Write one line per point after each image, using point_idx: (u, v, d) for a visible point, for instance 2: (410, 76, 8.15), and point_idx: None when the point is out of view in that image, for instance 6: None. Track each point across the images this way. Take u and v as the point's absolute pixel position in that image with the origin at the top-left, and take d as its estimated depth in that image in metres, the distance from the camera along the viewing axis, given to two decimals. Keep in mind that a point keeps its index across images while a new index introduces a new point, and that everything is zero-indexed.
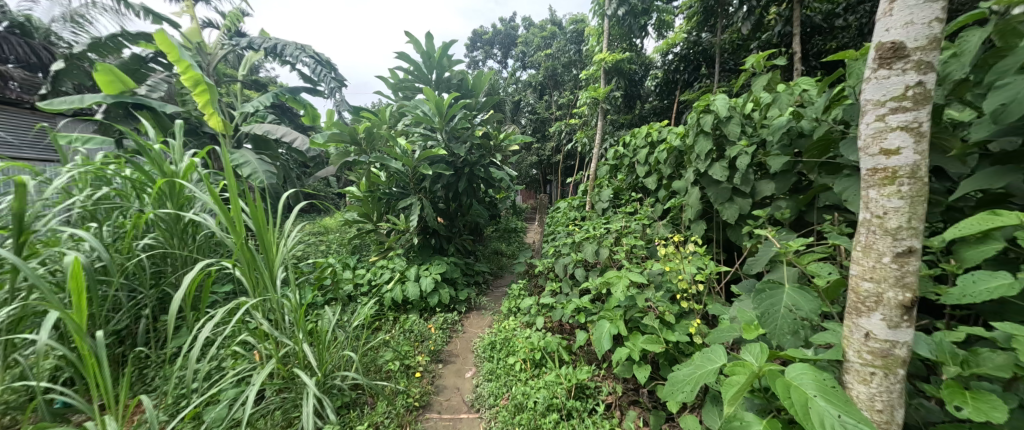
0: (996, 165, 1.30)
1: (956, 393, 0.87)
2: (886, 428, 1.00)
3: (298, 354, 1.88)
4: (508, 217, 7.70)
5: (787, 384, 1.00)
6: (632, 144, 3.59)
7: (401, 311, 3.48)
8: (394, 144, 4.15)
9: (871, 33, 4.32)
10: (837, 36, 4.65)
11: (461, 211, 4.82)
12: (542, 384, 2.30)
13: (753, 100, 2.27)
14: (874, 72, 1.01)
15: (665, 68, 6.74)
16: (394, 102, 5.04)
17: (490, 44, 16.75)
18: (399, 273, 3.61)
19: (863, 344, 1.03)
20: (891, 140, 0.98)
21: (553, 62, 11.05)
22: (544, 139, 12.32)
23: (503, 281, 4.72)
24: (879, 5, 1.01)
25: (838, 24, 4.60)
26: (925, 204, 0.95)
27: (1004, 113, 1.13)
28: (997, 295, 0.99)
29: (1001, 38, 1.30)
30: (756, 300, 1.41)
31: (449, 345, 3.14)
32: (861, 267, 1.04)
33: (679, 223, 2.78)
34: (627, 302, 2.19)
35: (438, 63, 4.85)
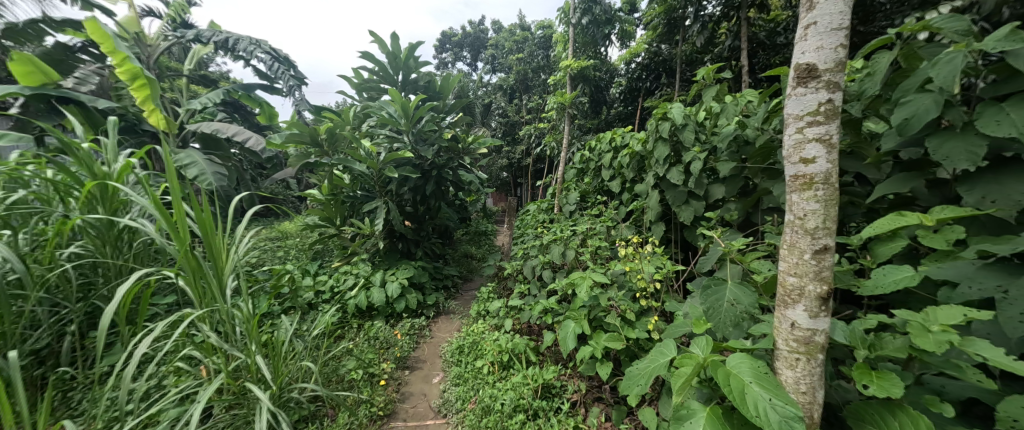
0: (905, 171, 1.48)
1: (865, 373, 0.98)
2: (809, 408, 1.10)
3: (249, 367, 1.78)
4: (478, 221, 7.70)
5: (727, 373, 1.08)
6: (598, 148, 3.73)
7: (366, 318, 3.39)
8: (359, 146, 4.01)
9: None
10: (780, 52, 5.07)
11: (430, 214, 4.77)
12: (509, 385, 2.32)
13: (705, 109, 2.43)
14: (794, 89, 1.13)
15: (630, 76, 7.25)
16: (358, 102, 4.91)
17: (459, 46, 16.71)
18: (364, 279, 3.51)
19: (790, 333, 1.13)
20: (808, 151, 1.10)
21: (522, 67, 11.23)
22: (514, 143, 12.45)
23: (473, 285, 4.72)
24: (797, 30, 1.13)
25: (781, 42, 5.02)
26: (837, 207, 1.07)
27: (907, 126, 1.30)
28: (901, 286, 1.13)
29: (905, 60, 1.48)
30: (704, 296, 1.52)
31: (416, 351, 3.10)
32: (787, 264, 1.14)
33: (641, 224, 2.91)
34: (591, 301, 2.27)
35: (405, 65, 4.77)
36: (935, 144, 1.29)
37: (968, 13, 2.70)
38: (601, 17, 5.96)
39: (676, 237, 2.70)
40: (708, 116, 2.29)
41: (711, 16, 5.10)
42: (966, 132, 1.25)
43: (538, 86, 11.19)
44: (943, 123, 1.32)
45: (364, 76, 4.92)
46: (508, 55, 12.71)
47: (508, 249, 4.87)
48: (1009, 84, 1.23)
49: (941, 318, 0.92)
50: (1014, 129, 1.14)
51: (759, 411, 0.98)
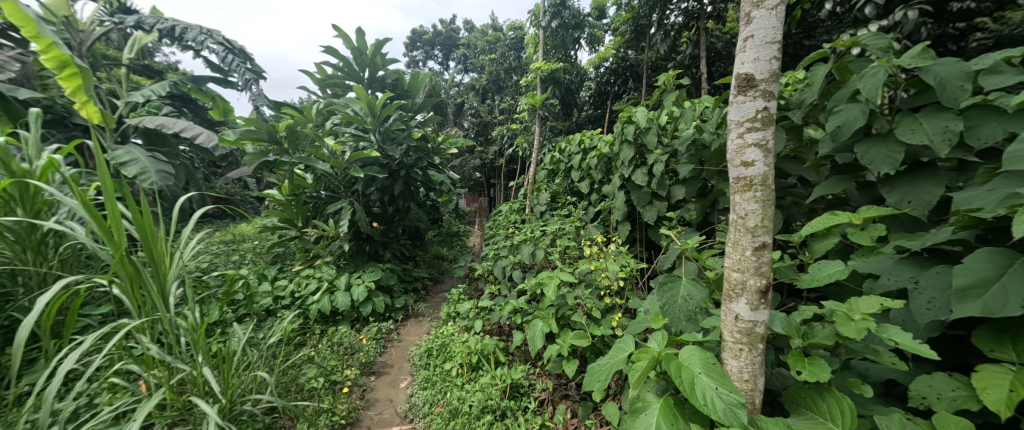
0: (838, 174, 1.61)
1: (798, 360, 1.06)
2: (751, 395, 1.18)
3: (195, 380, 1.65)
4: (450, 222, 7.62)
5: (679, 365, 1.13)
6: (568, 150, 3.80)
7: (329, 324, 3.27)
8: (322, 144, 3.86)
9: None
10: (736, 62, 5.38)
11: (399, 215, 4.66)
12: (478, 386, 2.32)
13: (666, 114, 2.53)
14: (735, 98, 1.20)
15: (599, 80, 7.52)
16: (320, 99, 4.72)
17: (431, 45, 16.49)
18: (327, 283, 3.39)
19: (734, 325, 1.20)
20: (748, 155, 1.18)
21: (494, 67, 11.29)
22: (486, 143, 12.43)
23: (443, 287, 4.66)
24: (737, 42, 1.20)
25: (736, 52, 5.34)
26: (774, 207, 1.16)
27: (839, 134, 1.42)
28: (832, 279, 1.22)
29: (839, 73, 1.61)
30: (661, 292, 1.59)
31: (382, 356, 3.03)
32: (731, 260, 1.22)
33: (608, 224, 3.00)
34: (559, 300, 2.30)
35: (371, 61, 4.63)
36: (863, 149, 1.42)
37: (894, 32, 2.99)
38: (569, 21, 6.11)
39: (641, 237, 2.80)
40: (668, 120, 2.39)
41: (673, 25, 5.34)
42: (888, 139, 1.38)
43: (511, 87, 11.30)
44: (870, 130, 1.45)
45: (327, 72, 4.73)
46: (479, 55, 12.70)
47: (479, 249, 4.84)
48: (923, 96, 1.37)
49: (861, 308, 1.02)
50: (928, 136, 1.27)
51: (707, 400, 1.03)
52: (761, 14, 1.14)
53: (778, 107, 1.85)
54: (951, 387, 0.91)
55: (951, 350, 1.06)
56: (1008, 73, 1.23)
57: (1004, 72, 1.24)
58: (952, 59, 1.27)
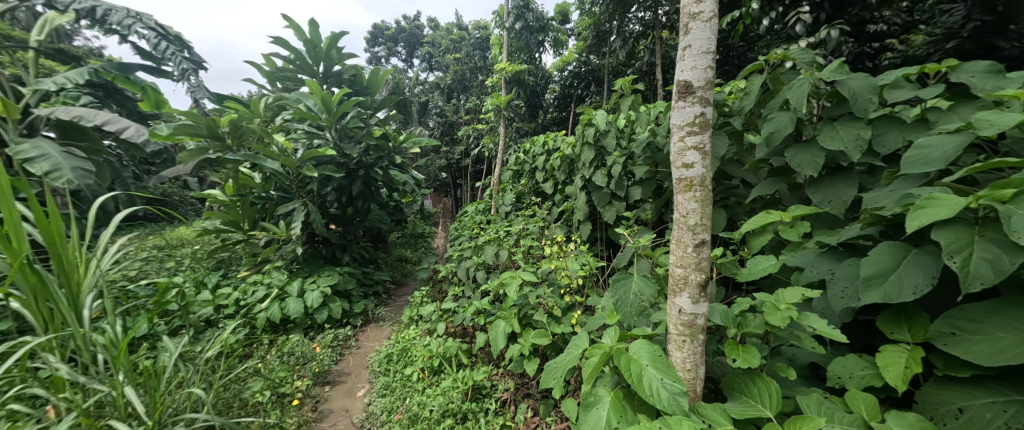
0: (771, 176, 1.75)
1: (734, 349, 1.13)
2: (694, 383, 1.24)
3: (116, 402, 1.48)
4: (414, 223, 7.45)
5: (629, 358, 1.17)
6: (533, 151, 3.86)
7: (279, 333, 3.08)
8: (270, 141, 3.61)
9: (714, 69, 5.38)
10: None
11: (358, 217, 4.49)
12: (439, 390, 2.28)
13: (623, 117, 2.62)
14: (676, 103, 1.27)
15: (563, 82, 7.93)
16: (269, 93, 4.42)
17: (394, 41, 16.08)
18: (277, 290, 3.19)
19: (678, 318, 1.26)
20: (688, 157, 1.25)
21: (459, 67, 11.32)
22: (452, 143, 12.28)
23: (406, 290, 4.53)
24: (677, 51, 1.27)
25: None
26: (711, 206, 1.24)
27: (773, 138, 1.54)
28: (765, 273, 1.32)
29: (772, 83, 1.74)
30: (613, 288, 1.65)
31: (339, 364, 2.90)
32: (675, 257, 1.28)
33: (571, 224, 3.06)
34: (521, 300, 2.32)
35: (325, 55, 4.40)
36: (792, 153, 1.55)
37: (821, 48, 3.30)
38: (533, 23, 6.38)
39: (602, 236, 2.87)
40: (625, 123, 2.48)
41: (632, 33, 5.77)
42: (812, 145, 1.52)
43: (476, 87, 11.34)
44: (798, 136, 1.59)
45: (277, 64, 4.44)
46: (444, 54, 12.59)
47: (443, 251, 4.76)
48: (841, 106, 1.52)
49: (786, 298, 1.12)
50: (845, 141, 1.40)
51: (652, 391, 1.08)
52: (699, 25, 1.21)
53: (721, 113, 1.97)
54: (860, 366, 1.02)
55: (862, 334, 1.18)
56: (905, 88, 1.41)
57: (903, 87, 1.41)
58: (863, 75, 1.43)
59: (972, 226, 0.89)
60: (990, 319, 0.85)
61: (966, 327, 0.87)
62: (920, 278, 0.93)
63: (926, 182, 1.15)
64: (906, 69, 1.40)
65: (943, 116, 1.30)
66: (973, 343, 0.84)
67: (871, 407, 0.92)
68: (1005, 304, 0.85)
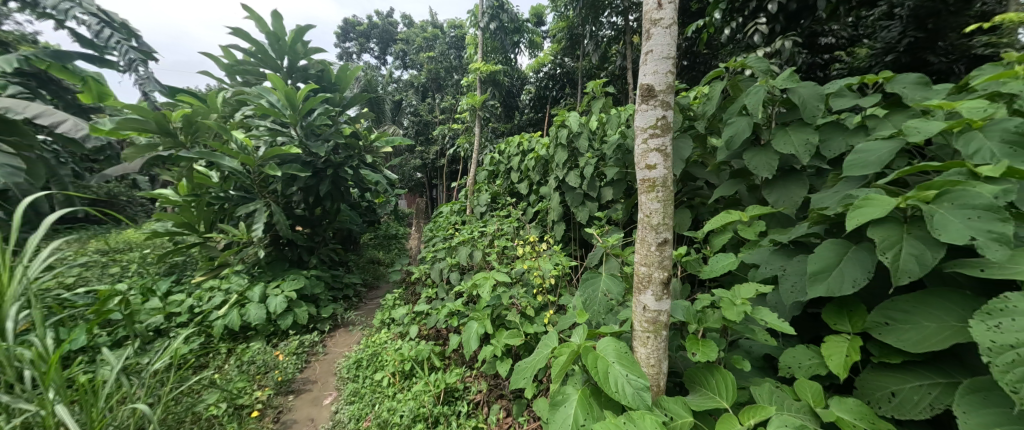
0: (732, 178, 1.83)
1: (694, 343, 1.18)
2: (657, 378, 1.28)
3: (44, 422, 1.34)
4: (387, 224, 7.29)
5: (596, 356, 1.19)
6: (508, 152, 3.87)
7: (239, 341, 2.92)
8: (229, 138, 3.41)
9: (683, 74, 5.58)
10: None
11: (327, 218, 4.35)
12: (410, 395, 2.23)
13: (595, 119, 2.66)
14: (640, 106, 1.31)
15: (539, 84, 8.02)
16: (228, 87, 4.18)
17: (366, 37, 15.69)
18: (237, 295, 3.02)
19: (643, 315, 1.30)
20: (651, 159, 1.29)
21: (433, 66, 11.21)
22: (427, 143, 12.13)
23: (378, 293, 4.41)
24: (640, 56, 1.31)
25: None
26: (673, 206, 1.28)
27: (732, 142, 1.61)
28: (725, 270, 1.38)
29: (732, 89, 1.83)
30: (582, 287, 1.68)
31: (303, 372, 2.78)
32: (639, 256, 1.32)
33: (545, 224, 3.08)
34: (494, 301, 2.31)
35: (290, 49, 4.21)
36: (750, 156, 1.63)
37: (777, 58, 3.50)
38: (507, 24, 6.40)
39: (575, 236, 2.91)
40: (596, 124, 2.51)
41: (604, 37, 5.91)
42: (767, 149, 1.61)
43: (451, 87, 11.26)
44: (754, 140, 1.68)
45: (237, 57, 4.21)
46: (418, 52, 12.43)
47: (416, 252, 4.67)
48: (792, 112, 1.62)
49: (742, 294, 1.17)
50: (796, 146, 1.49)
51: (618, 387, 1.10)
52: (660, 31, 1.25)
53: (685, 117, 2.04)
54: (808, 356, 1.08)
55: (811, 325, 1.26)
56: (848, 97, 1.51)
57: (846, 96, 1.52)
58: (812, 83, 1.52)
59: (902, 223, 0.97)
60: (916, 309, 0.92)
61: (897, 317, 0.94)
62: (858, 273, 1.01)
63: (865, 183, 1.24)
64: (848, 79, 1.50)
65: (880, 122, 1.41)
66: (903, 332, 0.92)
67: (817, 394, 0.98)
68: (929, 294, 0.93)
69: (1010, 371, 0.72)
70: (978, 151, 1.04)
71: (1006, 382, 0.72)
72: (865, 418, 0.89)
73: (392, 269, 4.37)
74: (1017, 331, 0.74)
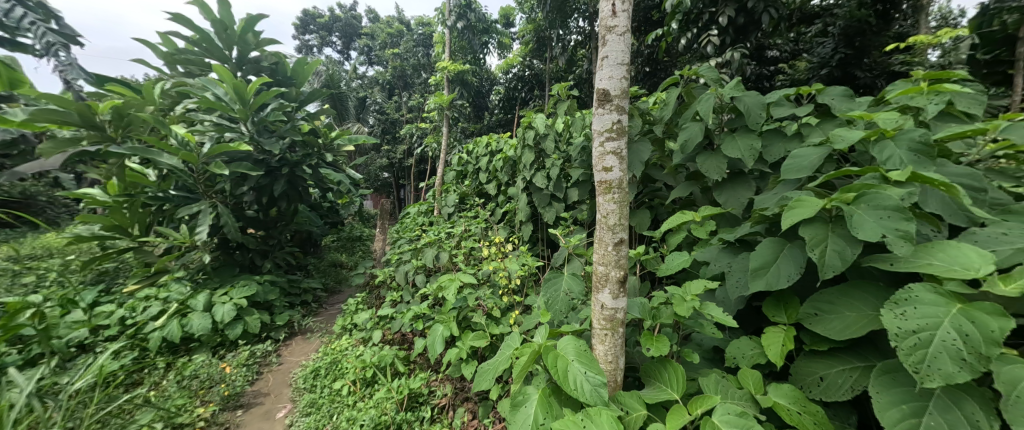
0: (686, 180, 1.92)
1: (648, 338, 1.23)
2: (615, 375, 1.32)
3: None
4: (352, 225, 7.03)
5: (556, 354, 1.21)
6: (476, 152, 3.85)
7: (180, 355, 2.70)
8: (168, 133, 3.14)
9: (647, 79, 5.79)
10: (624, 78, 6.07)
11: (284, 220, 4.11)
12: (371, 402, 2.16)
13: (561, 121, 2.70)
14: (596, 110, 1.34)
15: (508, 85, 8.04)
16: (167, 77, 3.85)
17: (328, 30, 15.07)
18: (177, 304, 2.79)
19: (601, 313, 1.33)
20: (608, 161, 1.33)
21: (399, 63, 10.98)
22: (393, 142, 11.84)
23: (340, 297, 4.23)
24: (596, 61, 1.35)
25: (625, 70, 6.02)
26: (628, 208, 1.33)
27: (686, 146, 1.70)
28: (678, 267, 1.45)
29: (687, 95, 1.92)
30: (545, 287, 1.69)
31: (254, 385, 2.61)
32: (597, 256, 1.36)
33: (513, 225, 3.09)
34: (460, 303, 2.29)
35: (240, 38, 3.94)
36: (702, 160, 1.72)
37: (729, 67, 3.72)
38: (475, 24, 6.37)
39: (542, 236, 2.93)
40: (561, 126, 2.55)
41: (572, 41, 6.03)
42: (718, 153, 1.70)
43: (419, 85, 11.06)
44: (705, 145, 1.77)
45: (178, 45, 3.89)
46: (384, 48, 12.11)
47: (381, 255, 4.52)
48: (738, 119, 1.73)
49: (692, 290, 1.24)
50: (741, 150, 1.60)
51: (576, 384, 1.13)
52: (614, 38, 1.29)
53: (645, 121, 2.12)
54: (750, 347, 1.16)
55: (754, 317, 1.35)
56: (786, 106, 1.64)
57: (784, 105, 1.64)
58: (755, 92, 1.63)
59: (828, 223, 1.06)
60: (840, 300, 1.01)
61: (825, 308, 1.02)
62: (792, 269, 1.09)
63: (799, 186, 1.35)
64: (786, 90, 1.62)
65: (812, 131, 1.54)
66: (829, 321, 1.00)
67: (756, 382, 1.05)
68: (850, 286, 1.02)
69: (913, 353, 0.81)
70: (890, 158, 1.16)
71: (911, 364, 0.80)
72: (798, 401, 0.97)
73: (355, 272, 4.21)
74: (920, 318, 0.83)
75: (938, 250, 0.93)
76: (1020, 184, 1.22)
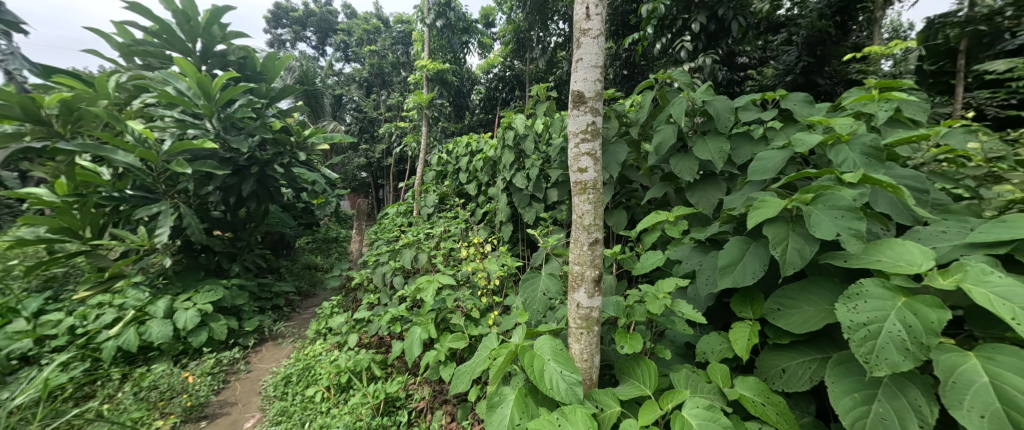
0: (660, 181, 1.97)
1: (623, 336, 1.25)
2: (590, 373, 1.34)
3: None
4: (328, 226, 6.84)
5: (533, 354, 1.22)
6: (456, 152, 3.81)
7: (138, 365, 2.55)
8: (124, 129, 2.96)
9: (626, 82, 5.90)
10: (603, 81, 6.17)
11: (254, 221, 3.95)
12: (346, 409, 2.10)
13: (541, 122, 2.71)
14: (571, 111, 1.36)
15: (488, 85, 8.02)
16: (123, 69, 3.63)
17: (302, 24, 14.61)
18: (134, 311, 2.62)
19: (576, 312, 1.35)
20: (583, 162, 1.35)
21: (377, 61, 10.77)
22: (371, 141, 11.60)
23: (314, 301, 4.11)
24: (570, 64, 1.37)
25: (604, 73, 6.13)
26: (603, 208, 1.35)
27: (660, 148, 1.74)
28: (652, 266, 1.48)
29: (661, 99, 1.96)
30: (523, 288, 1.70)
31: (220, 394, 2.49)
32: (572, 256, 1.37)
33: (493, 226, 3.08)
34: (438, 304, 2.26)
35: (204, 31, 3.75)
36: (675, 162, 1.77)
37: (701, 72, 3.84)
38: (454, 22, 6.31)
39: (522, 237, 2.94)
40: (540, 127, 2.56)
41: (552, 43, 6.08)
42: (689, 155, 1.75)
43: (398, 83, 10.88)
44: (678, 147, 1.82)
45: (135, 36, 3.67)
46: (361, 45, 11.84)
47: (358, 256, 4.42)
48: (709, 122, 1.78)
49: (664, 288, 1.28)
50: (711, 152, 1.65)
51: (552, 384, 1.14)
52: (588, 41, 1.31)
53: (621, 123, 2.15)
54: (719, 342, 1.20)
55: (723, 313, 1.40)
56: (752, 110, 1.70)
57: (750, 109, 1.71)
58: (724, 97, 1.69)
59: (789, 222, 1.11)
60: (800, 295, 1.06)
61: (787, 303, 1.08)
62: (757, 267, 1.14)
63: (764, 187, 1.41)
64: (752, 95, 1.69)
65: (777, 134, 1.61)
66: (790, 316, 1.05)
67: (724, 375, 1.10)
68: (809, 282, 1.08)
69: (863, 344, 0.86)
70: (845, 161, 1.23)
71: (861, 354, 0.86)
72: (762, 393, 1.01)
73: (330, 275, 4.10)
74: (870, 311, 0.88)
75: (887, 247, 1.00)
76: (959, 186, 1.31)
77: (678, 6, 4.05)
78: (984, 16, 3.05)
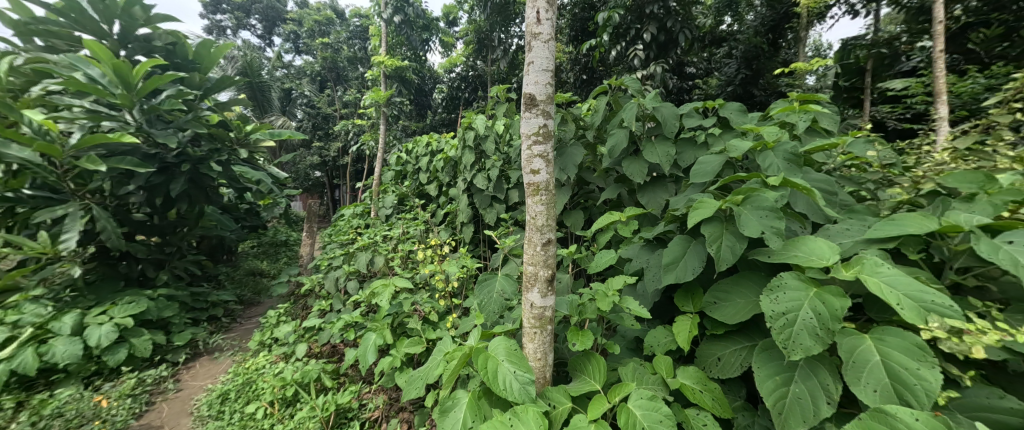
0: (613, 183, 2.05)
1: (575, 334, 1.29)
2: (544, 371, 1.35)
3: None
4: (276, 229, 6.41)
5: (486, 356, 1.22)
6: (416, 152, 3.71)
7: (37, 391, 2.23)
8: (19, 119, 2.58)
9: (584, 86, 6.09)
10: (563, 84, 6.33)
11: (186, 224, 3.59)
12: (292, 423, 1.97)
13: (501, 123, 2.72)
14: (524, 113, 1.38)
15: (450, 84, 7.93)
16: (19, 49, 3.16)
17: (246, 12, 13.59)
18: (33, 329, 2.29)
19: (530, 312, 1.36)
20: (535, 164, 1.37)
21: (330, 55, 10.26)
22: (326, 138, 10.96)
23: (259, 310, 3.82)
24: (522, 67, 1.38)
25: (564, 77, 6.29)
26: (556, 208, 1.38)
27: (613, 151, 1.81)
28: (604, 264, 1.54)
29: (614, 104, 2.04)
30: (479, 289, 1.69)
31: (142, 418, 2.24)
32: (526, 256, 1.39)
33: (454, 227, 3.04)
34: (395, 309, 2.19)
35: (123, 11, 3.33)
36: (626, 164, 1.85)
37: (653, 79, 4.05)
38: (413, 19, 6.16)
39: (482, 238, 2.92)
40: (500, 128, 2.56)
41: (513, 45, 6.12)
42: (639, 158, 1.84)
43: (355, 80, 10.45)
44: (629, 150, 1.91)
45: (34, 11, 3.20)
46: (313, 37, 11.24)
47: (309, 260, 4.16)
48: (656, 127, 1.88)
49: (613, 285, 1.33)
50: (658, 156, 1.75)
51: (506, 384, 1.14)
52: (539, 45, 1.33)
53: (578, 126, 2.21)
54: (664, 335, 1.27)
55: (669, 308, 1.48)
56: (694, 117, 1.82)
57: (693, 116, 1.82)
58: (670, 104, 1.79)
59: (724, 222, 1.20)
60: (732, 289, 1.15)
61: (722, 297, 1.16)
62: (697, 263, 1.22)
63: (703, 188, 1.51)
64: (694, 103, 1.80)
65: (715, 140, 1.74)
66: (723, 308, 1.14)
67: (667, 366, 1.16)
68: (740, 276, 1.17)
69: (783, 331, 0.95)
70: (771, 166, 1.36)
71: (781, 341, 0.95)
72: (700, 381, 1.09)
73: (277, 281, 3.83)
74: (787, 301, 0.98)
75: (804, 243, 1.11)
76: (862, 189, 1.50)
77: (631, 16, 4.25)
78: (885, 40, 3.55)
